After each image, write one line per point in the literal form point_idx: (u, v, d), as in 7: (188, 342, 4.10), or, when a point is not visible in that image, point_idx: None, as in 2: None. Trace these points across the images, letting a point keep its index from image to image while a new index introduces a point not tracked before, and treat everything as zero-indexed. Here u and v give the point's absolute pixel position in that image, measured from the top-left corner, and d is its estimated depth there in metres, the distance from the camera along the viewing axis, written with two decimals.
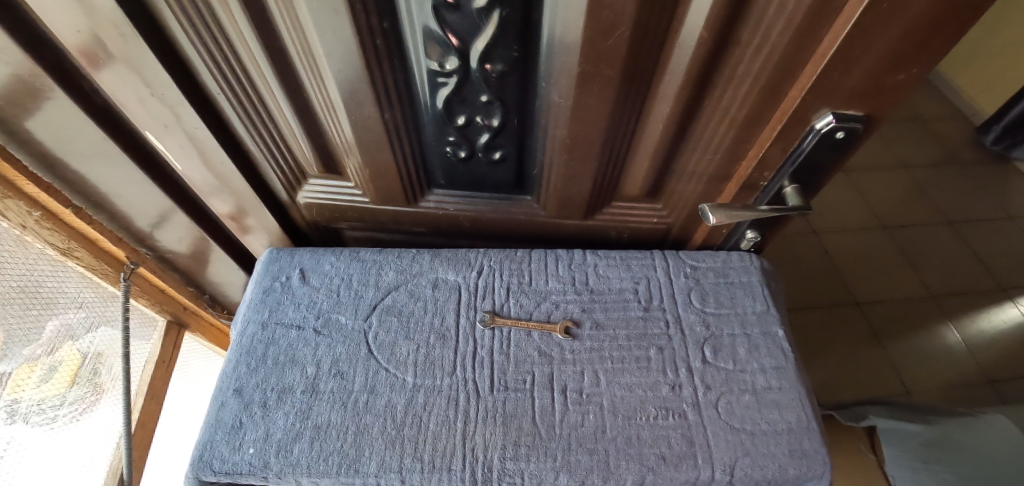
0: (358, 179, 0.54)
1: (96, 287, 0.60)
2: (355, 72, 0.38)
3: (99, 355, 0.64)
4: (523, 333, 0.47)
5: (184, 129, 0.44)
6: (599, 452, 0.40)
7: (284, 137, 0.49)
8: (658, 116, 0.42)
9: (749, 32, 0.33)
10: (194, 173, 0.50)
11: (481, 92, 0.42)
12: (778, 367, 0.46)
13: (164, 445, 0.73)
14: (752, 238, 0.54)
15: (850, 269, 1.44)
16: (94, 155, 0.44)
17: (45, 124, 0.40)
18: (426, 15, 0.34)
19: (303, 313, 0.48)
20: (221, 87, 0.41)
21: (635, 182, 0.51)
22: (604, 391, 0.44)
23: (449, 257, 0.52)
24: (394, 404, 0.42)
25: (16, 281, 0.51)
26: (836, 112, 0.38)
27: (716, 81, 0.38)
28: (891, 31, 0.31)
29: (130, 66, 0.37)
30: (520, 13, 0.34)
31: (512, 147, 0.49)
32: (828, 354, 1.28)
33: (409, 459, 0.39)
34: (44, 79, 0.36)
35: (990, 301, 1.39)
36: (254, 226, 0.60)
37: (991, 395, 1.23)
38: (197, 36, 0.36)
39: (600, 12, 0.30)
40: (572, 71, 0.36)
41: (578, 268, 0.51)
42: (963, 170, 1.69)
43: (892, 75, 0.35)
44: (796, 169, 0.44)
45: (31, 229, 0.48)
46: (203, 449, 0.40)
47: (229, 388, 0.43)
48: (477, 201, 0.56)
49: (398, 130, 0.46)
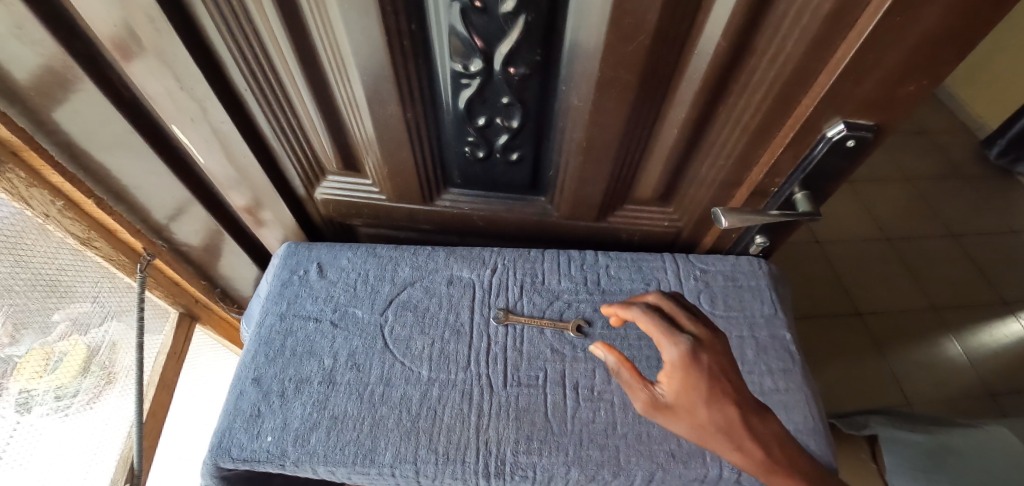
0: (376, 176, 0.55)
1: (112, 278, 0.61)
2: (381, 71, 0.39)
3: (113, 346, 0.64)
4: (536, 331, 0.48)
5: (209, 123, 0.45)
6: (610, 449, 0.41)
7: (305, 132, 0.50)
8: (673, 121, 0.43)
9: (765, 39, 0.34)
10: (215, 167, 0.51)
11: (502, 93, 0.43)
12: (785, 369, 0.47)
13: (174, 436, 0.73)
14: (761, 242, 0.55)
15: (852, 278, 1.45)
16: (118, 145, 0.45)
17: (72, 114, 0.41)
18: (453, 17, 0.35)
19: (320, 306, 0.49)
20: (249, 82, 0.43)
21: (647, 185, 0.52)
22: (615, 389, 0.44)
23: (464, 255, 0.53)
24: (409, 396, 0.43)
25: (37, 270, 0.52)
26: (847, 121, 0.39)
27: (730, 88, 0.39)
28: (900, 44, 0.32)
29: (161, 59, 0.38)
30: (546, 17, 0.35)
31: (529, 148, 0.50)
32: (830, 363, 1.28)
33: (424, 451, 0.40)
34: (76, 70, 0.37)
35: (990, 314, 1.40)
36: (270, 219, 0.61)
37: (992, 407, 1.23)
38: (229, 31, 0.37)
39: (622, 18, 0.32)
40: (592, 76, 0.37)
41: (590, 268, 0.52)
42: (965, 183, 1.70)
43: (903, 86, 0.36)
44: (806, 176, 0.44)
45: (54, 218, 0.49)
46: (222, 436, 0.40)
47: (248, 378, 0.44)
48: (491, 200, 0.57)
49: (418, 129, 0.47)
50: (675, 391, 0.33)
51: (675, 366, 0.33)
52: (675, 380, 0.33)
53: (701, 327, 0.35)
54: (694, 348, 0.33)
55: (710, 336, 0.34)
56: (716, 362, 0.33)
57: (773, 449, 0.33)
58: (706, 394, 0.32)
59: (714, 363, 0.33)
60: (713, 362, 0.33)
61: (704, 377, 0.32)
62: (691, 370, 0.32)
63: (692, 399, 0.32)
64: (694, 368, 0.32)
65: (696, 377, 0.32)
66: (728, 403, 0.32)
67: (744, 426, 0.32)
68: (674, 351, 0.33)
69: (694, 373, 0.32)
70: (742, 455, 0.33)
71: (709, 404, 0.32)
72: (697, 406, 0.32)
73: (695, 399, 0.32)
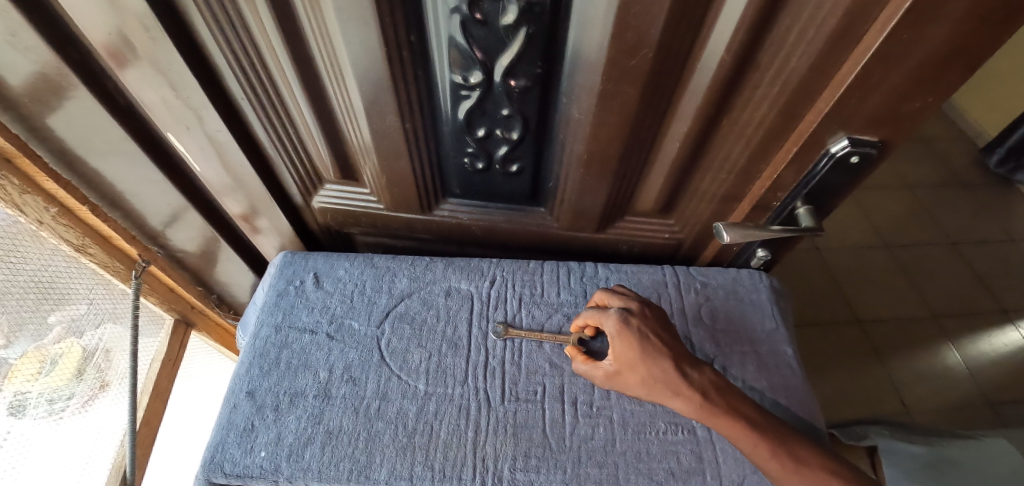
0: (375, 185, 0.54)
1: (108, 284, 0.61)
2: (380, 81, 0.39)
3: (108, 352, 0.64)
4: (535, 344, 0.48)
5: (206, 131, 0.45)
6: (609, 466, 0.40)
7: (303, 140, 0.50)
8: (675, 135, 0.42)
9: (770, 54, 0.34)
10: (211, 175, 0.51)
11: (502, 105, 0.42)
12: (787, 385, 0.46)
13: (167, 444, 0.72)
14: (764, 256, 0.54)
15: (851, 286, 1.45)
16: (113, 152, 0.45)
17: (66, 121, 0.40)
18: (452, 29, 0.35)
19: (316, 317, 0.48)
20: (246, 91, 0.42)
21: (648, 198, 0.51)
22: (614, 405, 0.44)
23: (462, 267, 0.52)
24: (406, 411, 0.43)
25: (31, 278, 0.51)
26: (851, 136, 0.39)
27: (734, 102, 0.39)
28: (907, 61, 0.32)
29: (157, 68, 0.38)
30: (547, 30, 0.35)
31: (529, 160, 0.49)
32: (830, 371, 1.28)
33: (420, 467, 0.39)
34: (70, 78, 0.36)
35: (990, 323, 1.40)
36: (266, 227, 0.60)
37: (992, 417, 1.23)
38: (226, 40, 0.37)
39: (624, 32, 0.31)
40: (594, 89, 0.37)
41: (590, 280, 0.52)
42: (965, 191, 1.70)
43: (909, 103, 0.36)
44: (809, 191, 0.44)
45: (48, 225, 0.48)
46: (214, 451, 0.40)
47: (242, 391, 0.44)
48: (491, 211, 0.56)
49: (417, 140, 0.47)
50: (618, 354, 0.40)
51: (614, 334, 0.41)
52: (617, 345, 0.40)
53: (631, 302, 0.43)
54: (624, 316, 0.41)
55: (638, 307, 0.42)
56: (644, 324, 0.41)
57: (712, 395, 0.38)
58: (641, 347, 0.39)
59: (642, 325, 0.40)
60: (641, 323, 0.40)
61: (636, 334, 0.40)
62: (624, 331, 0.40)
63: (630, 353, 0.39)
64: (628, 330, 0.40)
65: (629, 336, 0.40)
66: (659, 351, 0.39)
67: (679, 373, 0.38)
68: (611, 322, 0.41)
69: (628, 335, 0.40)
70: (684, 399, 0.38)
71: (644, 354, 0.39)
72: (639, 364, 0.39)
73: (633, 355, 0.39)
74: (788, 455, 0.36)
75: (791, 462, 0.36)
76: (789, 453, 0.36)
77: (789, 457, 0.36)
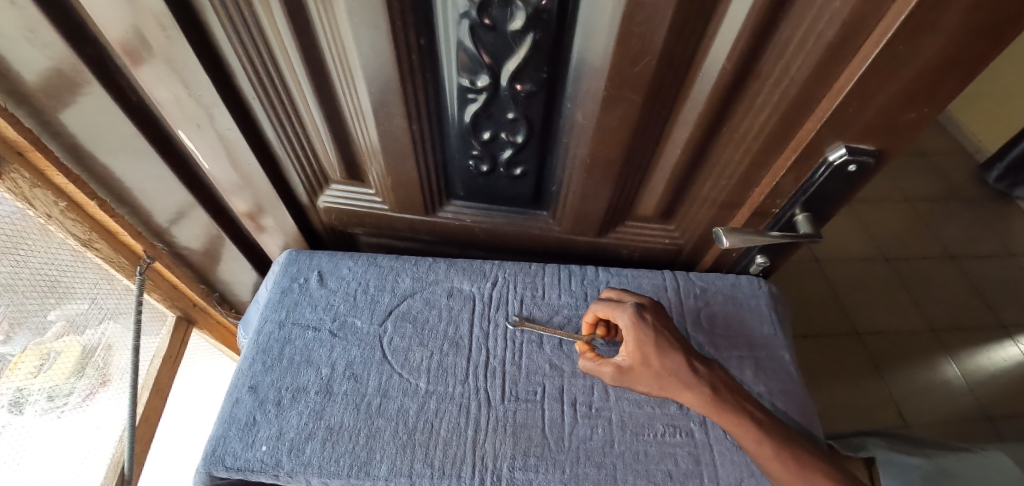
0: (380, 186, 0.55)
1: (112, 280, 0.61)
2: (389, 83, 0.40)
3: (109, 347, 0.64)
4: (536, 345, 0.48)
5: (215, 130, 0.46)
6: (607, 467, 0.40)
7: (311, 140, 0.51)
8: (677, 141, 0.43)
9: (769, 63, 0.35)
10: (219, 172, 0.51)
11: (508, 109, 0.43)
12: (784, 390, 0.47)
13: (166, 441, 0.72)
14: (762, 262, 0.55)
15: (850, 297, 1.45)
16: (123, 148, 0.45)
17: (78, 116, 0.41)
18: (461, 34, 0.36)
19: (319, 314, 0.49)
20: (256, 90, 0.43)
21: (649, 203, 0.52)
22: (613, 406, 0.44)
23: (464, 267, 0.53)
24: (407, 408, 0.43)
25: (36, 270, 0.51)
26: (848, 145, 0.39)
27: (734, 109, 0.40)
28: (902, 73, 0.33)
29: (171, 66, 0.38)
30: (553, 36, 0.36)
31: (533, 164, 0.50)
32: (828, 382, 1.28)
33: (420, 464, 0.39)
34: (85, 74, 0.37)
35: (989, 337, 1.40)
36: (271, 225, 0.61)
37: (991, 432, 1.22)
38: (239, 40, 0.38)
39: (629, 40, 0.32)
40: (598, 95, 0.38)
41: (591, 283, 0.52)
42: (964, 205, 1.71)
43: (905, 113, 0.36)
44: (807, 198, 0.45)
45: (57, 218, 0.49)
46: (216, 445, 0.40)
47: (244, 386, 0.44)
48: (494, 214, 0.57)
49: (424, 142, 0.48)
50: (631, 348, 0.41)
51: (627, 328, 0.41)
52: (629, 338, 0.41)
53: (644, 298, 0.44)
54: (639, 310, 0.42)
55: (651, 303, 0.43)
56: (656, 320, 0.42)
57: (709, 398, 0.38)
58: (652, 342, 0.40)
59: (655, 320, 0.41)
60: (655, 319, 0.41)
61: (649, 328, 0.41)
62: (639, 325, 0.41)
63: (644, 348, 0.40)
64: (642, 324, 0.41)
65: (642, 331, 0.40)
66: (669, 347, 0.40)
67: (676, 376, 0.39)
68: (625, 316, 0.41)
69: (641, 329, 0.40)
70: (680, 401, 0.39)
71: (655, 349, 0.40)
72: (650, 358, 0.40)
73: (645, 349, 0.40)
74: (784, 458, 0.36)
75: (787, 467, 0.36)
76: (787, 455, 0.37)
77: (785, 460, 0.36)
